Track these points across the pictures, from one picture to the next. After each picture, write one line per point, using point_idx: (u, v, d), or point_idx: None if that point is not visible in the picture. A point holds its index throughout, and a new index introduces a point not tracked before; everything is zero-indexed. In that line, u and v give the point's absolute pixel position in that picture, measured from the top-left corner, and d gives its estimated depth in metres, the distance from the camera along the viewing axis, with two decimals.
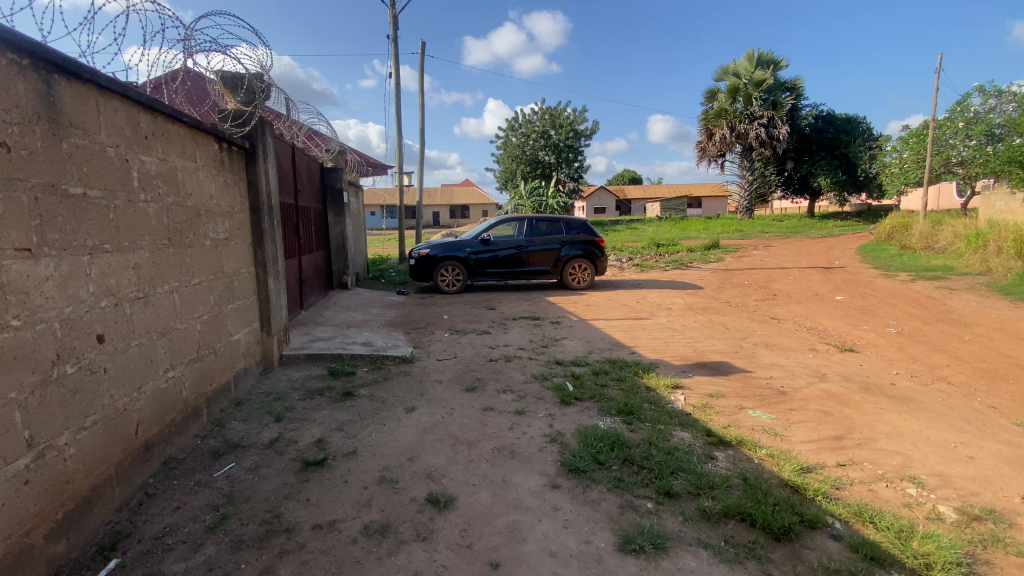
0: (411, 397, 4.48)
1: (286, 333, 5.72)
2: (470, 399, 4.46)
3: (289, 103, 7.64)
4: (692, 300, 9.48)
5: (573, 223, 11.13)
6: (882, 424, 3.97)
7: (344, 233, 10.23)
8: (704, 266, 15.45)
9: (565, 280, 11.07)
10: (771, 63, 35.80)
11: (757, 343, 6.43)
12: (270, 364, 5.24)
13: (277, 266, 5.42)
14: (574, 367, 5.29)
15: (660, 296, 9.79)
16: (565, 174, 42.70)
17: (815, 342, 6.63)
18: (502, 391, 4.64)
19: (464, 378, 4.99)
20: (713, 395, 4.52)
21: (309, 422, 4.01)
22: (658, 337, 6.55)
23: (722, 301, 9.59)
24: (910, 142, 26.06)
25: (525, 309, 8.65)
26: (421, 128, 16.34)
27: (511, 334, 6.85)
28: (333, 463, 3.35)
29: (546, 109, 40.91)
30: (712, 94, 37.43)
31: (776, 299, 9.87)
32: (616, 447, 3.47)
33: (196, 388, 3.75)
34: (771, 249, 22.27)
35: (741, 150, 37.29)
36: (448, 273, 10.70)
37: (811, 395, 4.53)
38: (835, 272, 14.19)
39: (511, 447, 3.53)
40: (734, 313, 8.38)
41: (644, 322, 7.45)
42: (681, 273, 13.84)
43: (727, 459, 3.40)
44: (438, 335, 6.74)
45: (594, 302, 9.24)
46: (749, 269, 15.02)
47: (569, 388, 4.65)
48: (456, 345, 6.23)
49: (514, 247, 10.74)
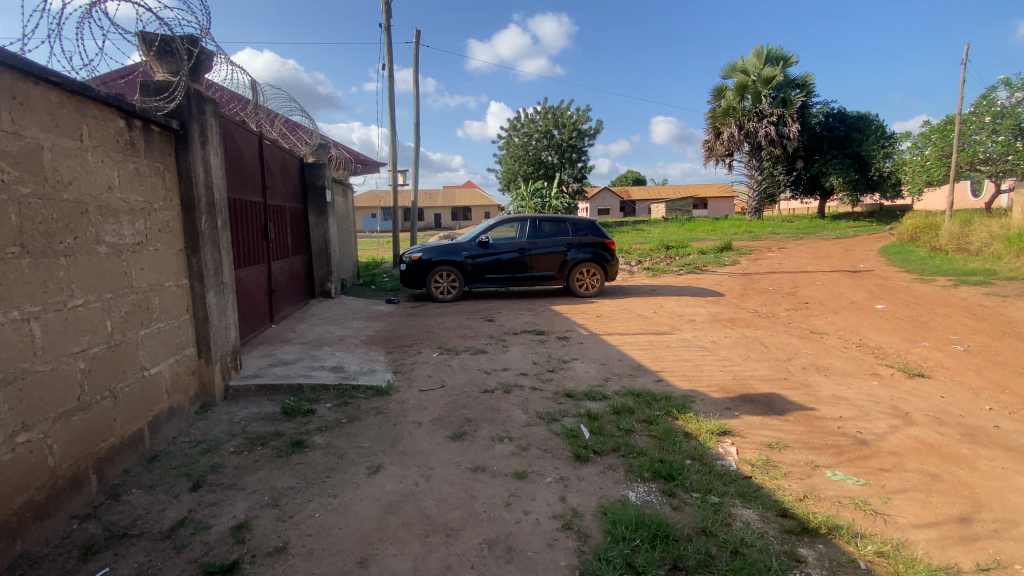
0: (379, 450, 3.44)
1: (237, 359, 4.70)
2: (457, 452, 3.41)
3: (255, 88, 6.69)
4: (716, 309, 8.42)
5: (580, 223, 10.08)
6: (1016, 496, 2.90)
7: (327, 235, 9.20)
8: (720, 270, 14.41)
9: (573, 287, 10.00)
10: (780, 60, 34.85)
11: (807, 366, 5.35)
12: (211, 399, 4.22)
13: (220, 277, 4.37)
14: (588, 402, 4.22)
15: (678, 306, 8.72)
16: (569, 174, 41.55)
17: (875, 364, 5.54)
18: (496, 440, 3.57)
19: (451, 419, 3.93)
20: (773, 447, 3.46)
21: (235, 491, 2.98)
22: (686, 358, 5.49)
23: (750, 310, 8.52)
24: (932, 138, 24.92)
25: (528, 320, 7.59)
26: (416, 125, 15.23)
27: (510, 353, 5.78)
28: (248, 568, 2.33)
29: (549, 108, 39.97)
30: (720, 91, 36.45)
31: (808, 308, 8.80)
32: (659, 543, 2.41)
33: (74, 449, 2.81)
34: (787, 250, 21.15)
35: (749, 149, 36.28)
36: (442, 279, 9.67)
37: (904, 447, 3.45)
38: (864, 276, 13.10)
39: (506, 541, 2.48)
40: (767, 326, 7.31)
41: (666, 338, 6.39)
42: (697, 278, 12.80)
43: (820, 563, 2.35)
44: (424, 357, 5.68)
45: (605, 312, 8.18)
46: (770, 273, 13.94)
47: (585, 436, 3.60)
48: (443, 370, 5.17)
49: (515, 250, 9.71)
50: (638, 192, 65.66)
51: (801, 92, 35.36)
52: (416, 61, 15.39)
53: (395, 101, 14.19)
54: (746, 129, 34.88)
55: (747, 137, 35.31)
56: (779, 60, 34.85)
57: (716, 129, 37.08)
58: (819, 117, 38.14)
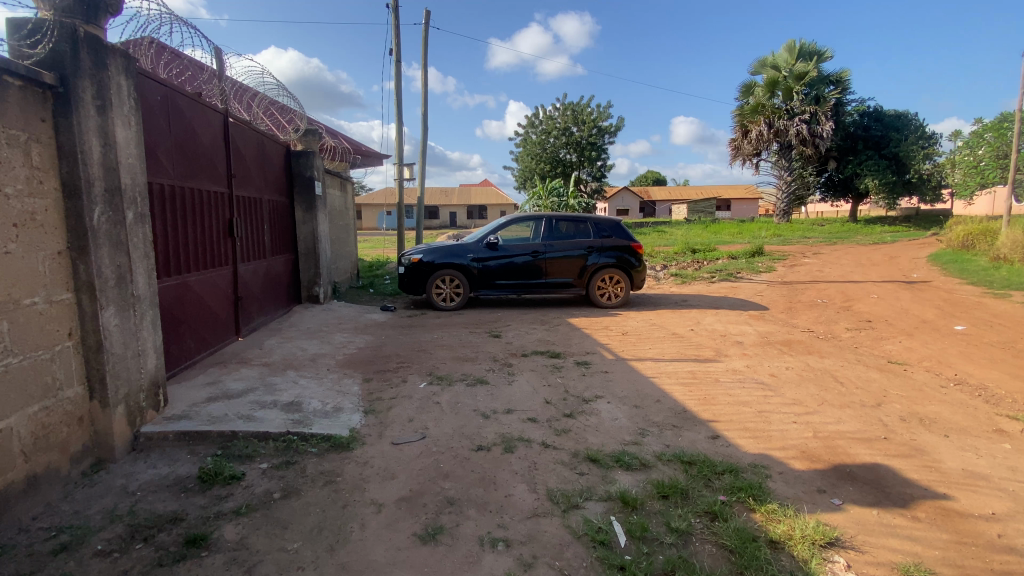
0: (310, 561, 2.30)
1: (159, 394, 3.61)
2: (425, 569, 2.25)
3: (219, 57, 5.64)
4: (765, 328, 7.10)
5: (602, 223, 8.84)
6: None
7: (315, 232, 8.10)
8: (755, 277, 12.99)
9: (593, 295, 8.75)
10: (814, 54, 33.04)
11: (907, 418, 4.07)
12: (108, 454, 3.14)
13: (130, 288, 3.27)
14: (622, 475, 3.01)
15: (718, 322, 7.42)
16: (587, 173, 40.23)
17: (995, 417, 4.23)
18: (487, 546, 2.39)
19: (426, 498, 2.77)
20: None
21: None
22: (745, 400, 4.24)
23: (805, 330, 7.20)
24: (986, 136, 22.93)
25: (541, 337, 6.39)
26: (424, 114, 14.05)
27: (517, 385, 4.59)
28: None
29: (569, 104, 38.68)
30: (748, 87, 34.76)
31: (873, 328, 7.43)
32: None
33: None
34: (824, 257, 19.55)
35: (779, 148, 34.50)
36: (445, 285, 8.52)
37: None
38: (922, 288, 11.59)
39: None
40: (833, 353, 6.00)
41: (712, 368, 5.13)
42: (732, 286, 11.43)
43: None
44: (409, 387, 4.52)
45: (632, 328, 6.92)
46: (814, 282, 12.50)
47: (620, 545, 2.39)
48: (429, 410, 4.00)
49: (528, 252, 8.53)
50: (658, 192, 63.84)
51: (836, 89, 33.44)
52: (426, 45, 14.27)
53: (401, 87, 13.03)
54: (776, 127, 33.14)
55: (777, 135, 33.54)
56: (812, 54, 33.03)
57: (744, 126, 35.32)
58: (854, 115, 36.01)
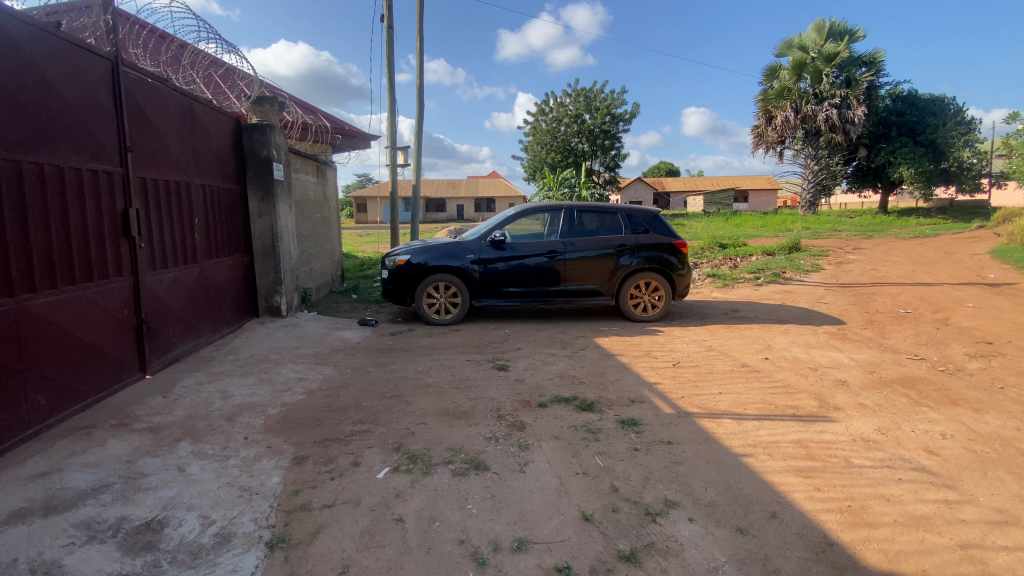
0: None
1: None
2: None
3: None
4: (862, 356, 5.32)
5: (636, 215, 7.07)
6: None
7: (275, 227, 6.37)
8: (805, 279, 11.14)
9: (624, 306, 6.98)
10: (844, 34, 30.78)
11: None
12: None
13: None
14: None
15: (795, 345, 5.66)
16: (600, 163, 38.25)
17: None
18: None
19: None
20: None
21: None
22: (919, 522, 2.54)
23: (914, 358, 5.41)
24: None
25: (564, 371, 4.68)
26: (419, 90, 12.20)
27: (534, 473, 2.88)
28: None
29: (581, 91, 36.74)
30: (773, 70, 32.52)
31: (1004, 354, 5.58)
32: None
33: None
34: (868, 252, 17.52)
35: (805, 135, 32.31)
36: (439, 293, 6.80)
37: None
38: (1013, 293, 9.64)
39: None
40: (982, 399, 4.23)
41: (830, 437, 3.39)
42: (784, 290, 9.61)
43: None
44: (361, 477, 2.83)
45: (684, 355, 5.17)
46: (877, 284, 10.62)
47: None
48: (385, 542, 2.31)
49: (542, 252, 6.80)
50: (673, 182, 61.50)
51: (868, 71, 31.14)
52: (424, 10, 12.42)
53: (392, 56, 11.22)
54: (802, 112, 30.94)
55: (804, 122, 31.33)
56: (842, 34, 30.77)
57: (768, 112, 33.11)
58: (887, 99, 33.54)
